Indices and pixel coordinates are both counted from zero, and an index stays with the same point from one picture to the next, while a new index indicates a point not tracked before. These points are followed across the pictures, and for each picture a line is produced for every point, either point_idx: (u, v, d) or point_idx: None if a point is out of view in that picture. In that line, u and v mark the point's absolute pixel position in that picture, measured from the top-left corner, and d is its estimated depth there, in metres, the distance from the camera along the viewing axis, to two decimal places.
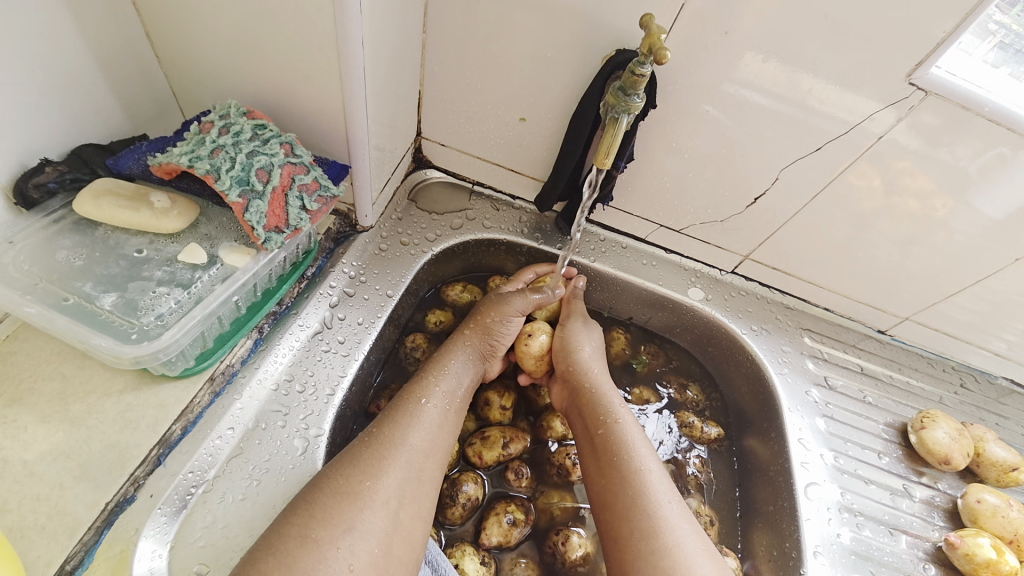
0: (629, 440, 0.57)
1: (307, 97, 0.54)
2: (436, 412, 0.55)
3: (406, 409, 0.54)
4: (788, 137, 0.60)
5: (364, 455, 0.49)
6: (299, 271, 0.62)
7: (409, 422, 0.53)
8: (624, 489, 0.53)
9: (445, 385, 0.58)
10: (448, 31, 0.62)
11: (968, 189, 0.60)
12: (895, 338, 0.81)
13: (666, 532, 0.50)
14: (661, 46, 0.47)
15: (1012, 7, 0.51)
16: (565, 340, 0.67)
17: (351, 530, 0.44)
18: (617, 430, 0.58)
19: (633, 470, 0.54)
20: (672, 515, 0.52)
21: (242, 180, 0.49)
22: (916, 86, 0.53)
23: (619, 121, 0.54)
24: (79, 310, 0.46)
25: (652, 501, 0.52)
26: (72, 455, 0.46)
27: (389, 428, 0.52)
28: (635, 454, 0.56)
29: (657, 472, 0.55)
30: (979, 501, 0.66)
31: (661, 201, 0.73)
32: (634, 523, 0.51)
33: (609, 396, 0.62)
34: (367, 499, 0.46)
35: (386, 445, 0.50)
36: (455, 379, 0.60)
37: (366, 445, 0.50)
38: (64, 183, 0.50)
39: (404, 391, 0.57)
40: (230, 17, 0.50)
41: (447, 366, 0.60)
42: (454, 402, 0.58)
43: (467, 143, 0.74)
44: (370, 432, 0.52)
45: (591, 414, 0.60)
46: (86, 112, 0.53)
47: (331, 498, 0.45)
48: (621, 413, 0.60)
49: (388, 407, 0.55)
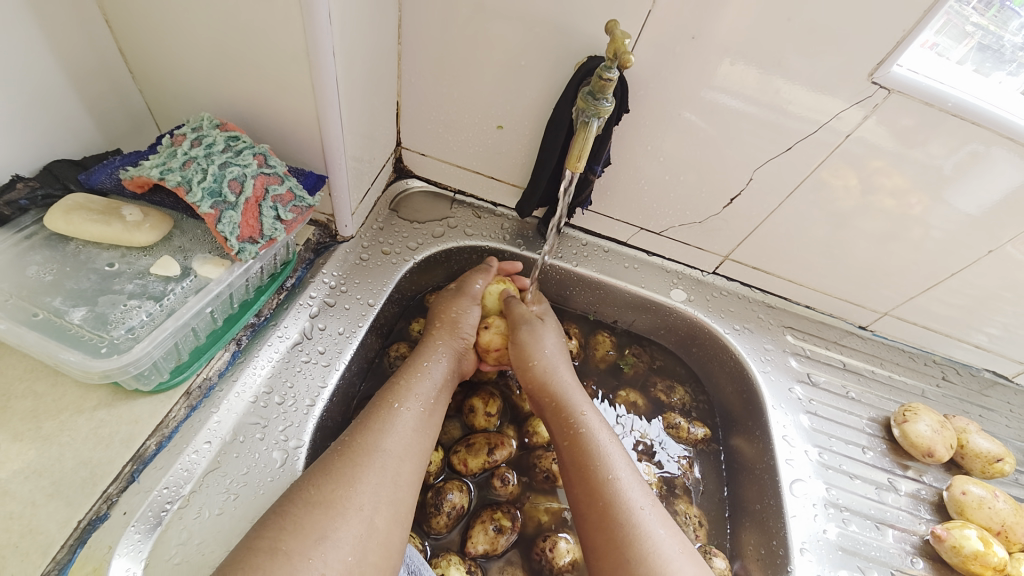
0: (597, 448, 0.57)
1: (282, 109, 0.55)
2: (411, 416, 0.55)
3: (380, 415, 0.54)
4: (759, 137, 0.62)
5: (337, 463, 0.49)
6: (277, 282, 0.62)
7: (383, 428, 0.53)
8: (596, 499, 0.53)
9: (418, 389, 0.58)
10: (423, 42, 0.63)
11: (937, 184, 0.61)
12: (877, 334, 0.82)
13: (642, 538, 0.50)
14: (625, 50, 0.49)
15: (987, 9, 0.52)
16: (518, 344, 0.66)
17: (322, 539, 0.43)
18: (584, 439, 0.58)
19: (604, 479, 0.54)
20: (646, 521, 0.51)
21: (214, 191, 0.49)
22: (879, 85, 0.54)
23: (589, 125, 0.55)
24: (48, 325, 0.45)
25: (624, 508, 0.52)
26: (44, 473, 0.46)
27: (361, 436, 0.52)
28: (604, 462, 0.56)
29: (629, 477, 0.55)
30: (964, 492, 0.66)
31: (640, 204, 0.74)
32: (609, 533, 0.51)
33: (574, 404, 0.61)
34: (339, 507, 0.46)
35: (358, 452, 0.50)
36: (430, 381, 0.60)
37: (341, 454, 0.50)
38: (35, 200, 0.50)
39: (378, 397, 0.57)
40: (202, 32, 0.50)
41: (421, 368, 0.60)
42: (429, 405, 0.58)
43: (446, 151, 0.74)
44: (343, 441, 0.52)
45: (560, 425, 0.60)
46: (60, 128, 0.53)
47: (301, 508, 0.45)
48: (588, 421, 0.60)
49: (362, 414, 0.55)
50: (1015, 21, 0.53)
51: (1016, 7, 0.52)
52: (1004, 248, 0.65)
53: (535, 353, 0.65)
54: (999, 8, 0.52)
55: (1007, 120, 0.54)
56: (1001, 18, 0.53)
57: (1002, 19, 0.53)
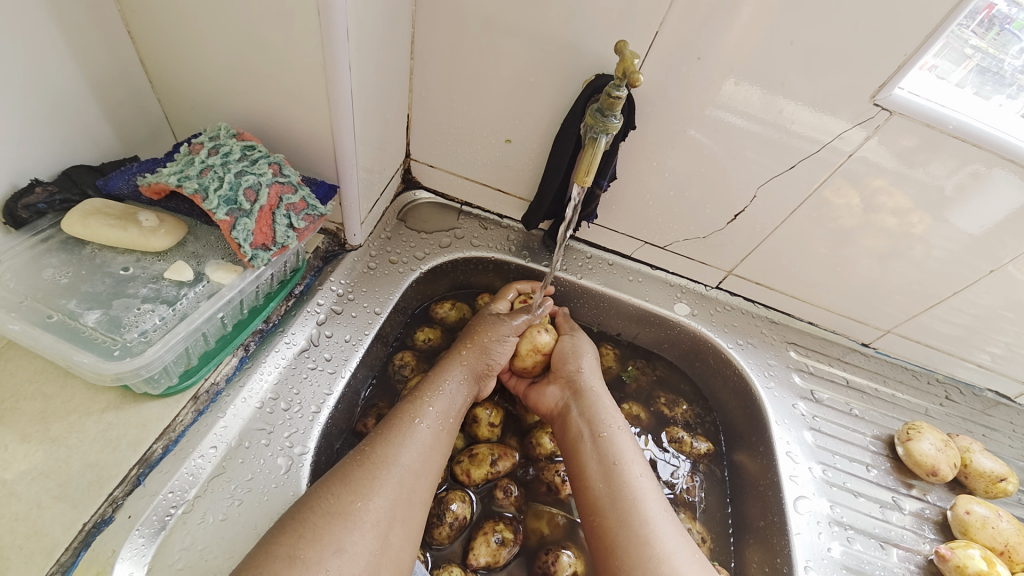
0: (631, 450, 0.59)
1: (296, 120, 0.56)
2: (429, 432, 0.56)
3: (400, 429, 0.54)
4: (764, 156, 0.63)
5: (356, 474, 0.49)
6: (287, 289, 0.62)
7: (402, 441, 0.53)
8: (626, 494, 0.55)
9: (438, 405, 0.58)
10: (435, 57, 0.65)
11: (940, 204, 0.62)
12: (880, 351, 0.82)
13: (663, 541, 0.51)
14: (634, 70, 0.50)
15: (986, 32, 0.53)
16: (578, 348, 0.69)
17: (335, 550, 0.44)
18: (620, 437, 0.59)
19: (635, 478, 0.56)
20: (667, 524, 0.53)
21: (230, 199, 0.50)
22: (881, 106, 0.55)
23: (597, 141, 0.57)
24: (63, 328, 0.46)
25: (650, 509, 0.54)
26: (50, 475, 0.46)
27: (382, 446, 0.52)
28: (635, 463, 0.57)
29: (653, 484, 0.57)
30: (967, 511, 0.66)
31: (646, 218, 0.75)
32: (634, 529, 0.52)
33: (611, 403, 0.64)
34: (352, 517, 0.46)
35: (377, 464, 0.50)
36: (447, 400, 0.60)
37: (360, 464, 0.50)
38: (54, 204, 0.51)
39: (399, 409, 0.57)
40: (223, 45, 0.52)
41: (442, 386, 0.61)
42: (447, 422, 0.58)
43: (455, 163, 0.76)
44: (361, 451, 0.52)
45: (595, 419, 0.61)
46: (80, 135, 0.54)
47: (320, 518, 0.45)
48: (623, 423, 0.62)
49: (382, 425, 0.55)
50: (1015, 44, 0.54)
51: (1017, 30, 0.53)
52: (1005, 268, 0.66)
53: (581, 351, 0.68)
54: (999, 31, 0.53)
55: (1007, 142, 0.55)
56: (1001, 41, 0.54)
57: (1003, 41, 0.54)
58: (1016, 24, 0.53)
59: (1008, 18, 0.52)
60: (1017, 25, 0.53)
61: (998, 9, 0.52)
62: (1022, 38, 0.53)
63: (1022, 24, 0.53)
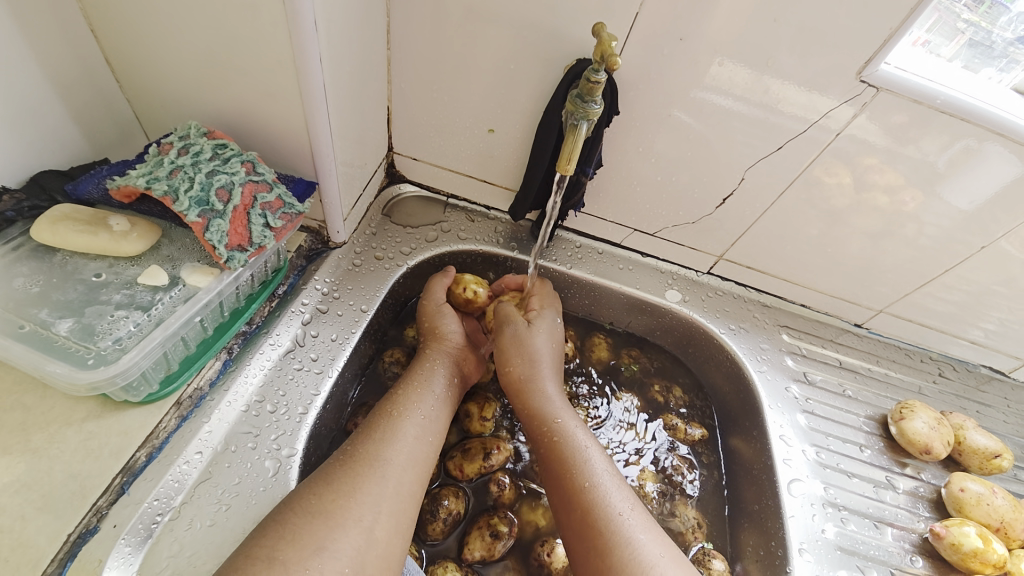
0: (575, 456, 0.57)
1: (270, 116, 0.55)
2: (413, 426, 0.55)
3: (384, 426, 0.54)
4: (751, 137, 0.62)
5: (340, 473, 0.49)
6: (269, 289, 0.61)
7: (386, 437, 0.53)
8: (576, 506, 0.54)
9: (422, 400, 0.58)
10: (413, 46, 0.63)
11: (933, 181, 0.61)
12: (873, 331, 0.81)
13: (623, 545, 0.50)
14: (612, 53, 0.49)
15: (977, 6, 0.53)
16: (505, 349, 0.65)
17: (321, 550, 0.43)
18: (562, 446, 0.58)
19: (582, 486, 0.55)
20: (627, 526, 0.52)
21: (201, 200, 0.49)
22: (868, 83, 0.54)
23: (578, 127, 0.55)
24: (34, 337, 0.45)
25: (603, 514, 0.52)
26: (33, 486, 0.45)
27: (365, 444, 0.52)
28: (581, 468, 0.56)
29: (609, 482, 0.55)
30: (962, 489, 0.66)
31: (634, 205, 0.74)
32: (589, 540, 0.51)
33: (551, 408, 0.61)
34: (339, 519, 0.46)
35: (362, 461, 0.50)
36: (430, 395, 0.59)
37: (343, 463, 0.50)
38: (22, 211, 0.51)
39: (380, 406, 0.57)
40: (188, 41, 0.50)
41: (425, 380, 0.60)
42: (433, 415, 0.58)
43: (438, 156, 0.74)
44: (347, 450, 0.52)
45: (536, 433, 0.60)
46: (48, 139, 0.53)
47: (302, 518, 0.45)
48: (563, 428, 0.59)
49: (367, 423, 0.55)
50: (1007, 16, 0.54)
51: (1007, 4, 0.53)
52: (997, 243, 0.65)
53: (518, 356, 0.64)
54: (990, 4, 0.53)
55: (997, 115, 0.54)
56: (992, 14, 0.54)
57: (994, 15, 0.54)
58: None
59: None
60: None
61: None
62: (1012, 10, 0.53)
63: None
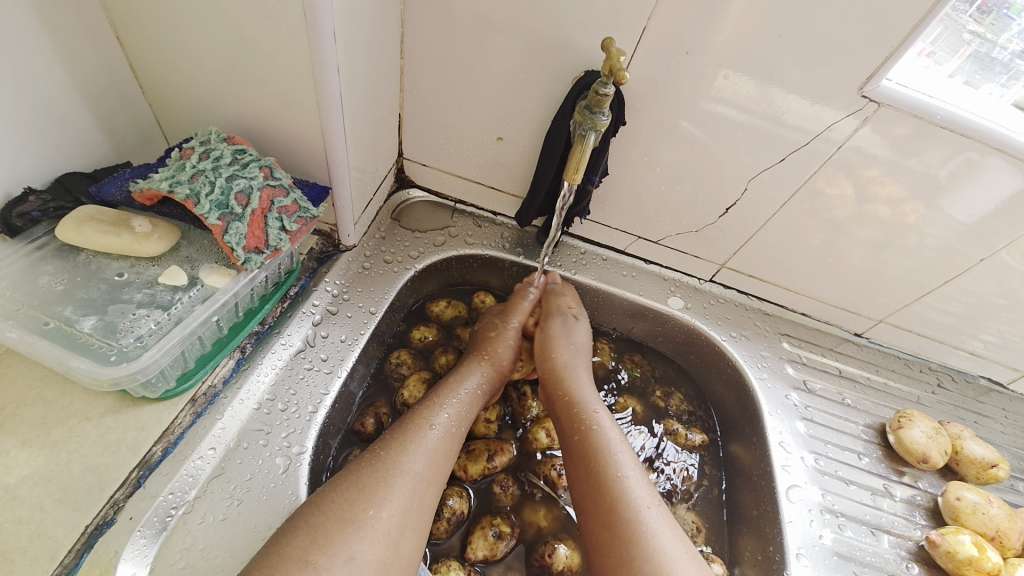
0: (608, 447, 0.58)
1: (288, 123, 0.57)
2: (439, 438, 0.56)
3: (413, 433, 0.55)
4: (755, 149, 0.63)
5: (370, 480, 0.50)
6: (281, 291, 0.63)
7: (414, 448, 0.54)
8: (605, 494, 0.55)
9: (451, 412, 0.60)
10: (425, 56, 0.65)
11: (934, 195, 0.62)
12: (872, 340, 0.83)
13: (648, 537, 0.52)
14: (620, 67, 0.51)
15: (983, 18, 0.54)
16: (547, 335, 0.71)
17: (350, 560, 0.44)
18: (594, 436, 0.59)
19: (613, 476, 0.56)
20: (652, 520, 0.53)
21: (221, 203, 0.51)
22: (869, 98, 0.56)
23: (586, 138, 0.57)
24: (59, 334, 0.46)
25: (630, 506, 0.54)
26: (53, 478, 0.47)
27: (395, 453, 0.53)
28: (614, 459, 0.57)
29: (635, 477, 0.56)
30: (958, 497, 0.67)
31: (639, 213, 0.75)
32: (615, 528, 0.53)
33: (588, 401, 0.64)
34: (367, 528, 0.47)
35: (389, 470, 0.51)
36: (461, 407, 0.61)
37: (374, 470, 0.51)
38: (47, 211, 0.51)
39: (409, 415, 0.58)
40: (211, 50, 0.52)
41: (455, 388, 0.62)
42: (458, 430, 0.59)
43: (447, 162, 0.76)
44: (375, 456, 0.53)
45: (570, 421, 0.62)
46: (71, 143, 0.54)
47: (334, 525, 0.46)
48: (599, 420, 0.61)
49: (392, 430, 0.56)
50: (1011, 30, 0.54)
51: (1014, 14, 0.53)
52: (998, 255, 0.66)
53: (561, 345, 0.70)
54: (996, 16, 0.54)
55: (996, 131, 0.55)
56: (998, 26, 0.54)
57: (999, 27, 0.54)
58: (1013, 8, 0.53)
59: (1004, 3, 0.53)
60: (1015, 9, 0.53)
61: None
62: (1019, 23, 0.54)
63: (1020, 8, 0.53)
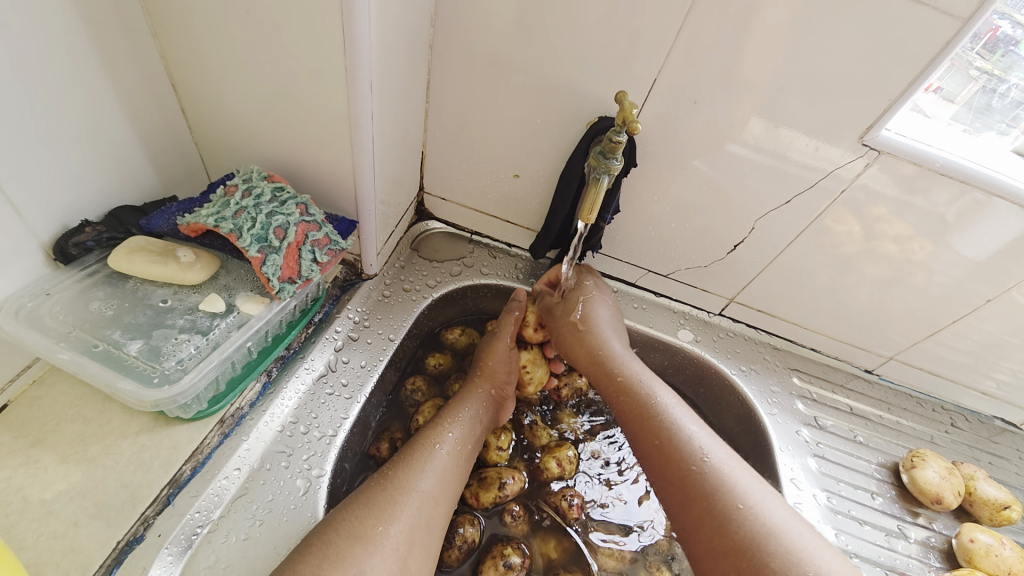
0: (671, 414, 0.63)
1: (321, 162, 0.61)
2: (447, 458, 0.58)
3: (422, 453, 0.57)
4: (761, 190, 0.66)
5: (379, 496, 0.52)
6: (307, 317, 0.66)
7: (423, 467, 0.56)
8: (684, 452, 0.59)
9: (456, 432, 0.61)
10: (450, 100, 0.70)
11: (940, 235, 0.64)
12: (883, 377, 0.83)
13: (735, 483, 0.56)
14: (632, 120, 0.54)
15: (990, 55, 0.56)
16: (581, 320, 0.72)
17: None
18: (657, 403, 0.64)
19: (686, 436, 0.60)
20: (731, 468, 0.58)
21: (261, 237, 0.55)
22: (869, 146, 0.59)
23: (600, 180, 0.61)
24: (107, 356, 0.50)
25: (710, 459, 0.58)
26: (88, 494, 0.49)
27: (404, 471, 0.55)
28: (680, 422, 0.62)
29: (702, 433, 0.61)
30: (972, 539, 0.66)
31: (649, 248, 0.78)
32: (704, 481, 0.57)
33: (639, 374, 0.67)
34: (377, 543, 0.48)
35: (399, 488, 0.53)
36: (466, 428, 0.63)
37: (383, 487, 0.53)
38: (101, 241, 0.56)
39: (419, 434, 0.60)
40: (258, 97, 0.57)
41: (460, 413, 0.64)
42: (465, 449, 0.61)
43: (466, 197, 0.80)
44: (386, 475, 0.55)
45: (630, 397, 0.65)
46: (125, 179, 0.59)
47: (345, 540, 0.48)
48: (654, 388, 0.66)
49: (404, 449, 0.58)
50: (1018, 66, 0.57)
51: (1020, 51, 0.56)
52: (1009, 293, 0.67)
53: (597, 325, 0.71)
54: (1003, 53, 0.56)
55: (995, 178, 0.58)
56: (1005, 62, 0.57)
57: (1007, 62, 0.57)
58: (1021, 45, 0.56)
59: (1011, 41, 0.55)
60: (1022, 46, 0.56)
61: (1001, 32, 0.54)
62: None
63: None
